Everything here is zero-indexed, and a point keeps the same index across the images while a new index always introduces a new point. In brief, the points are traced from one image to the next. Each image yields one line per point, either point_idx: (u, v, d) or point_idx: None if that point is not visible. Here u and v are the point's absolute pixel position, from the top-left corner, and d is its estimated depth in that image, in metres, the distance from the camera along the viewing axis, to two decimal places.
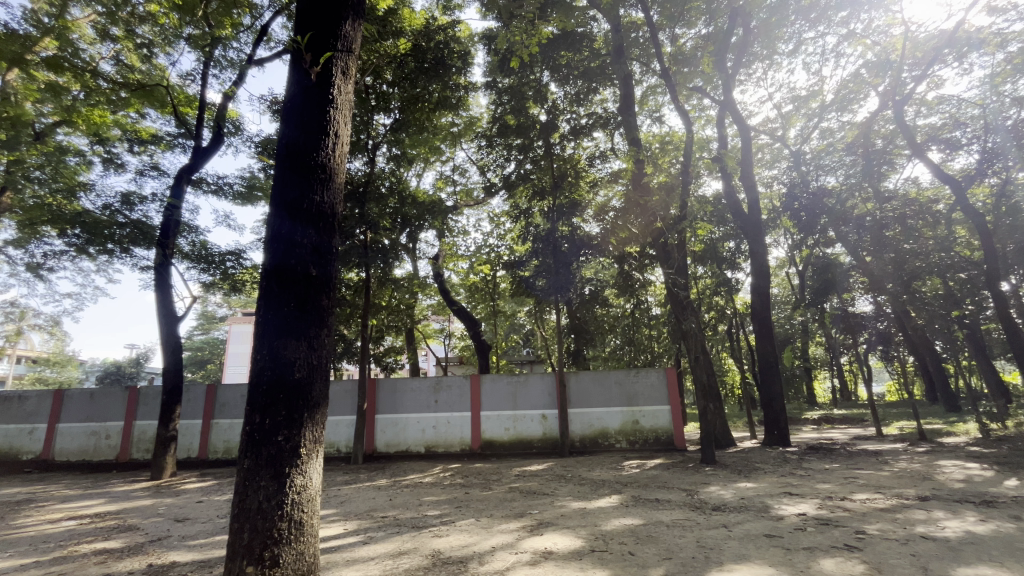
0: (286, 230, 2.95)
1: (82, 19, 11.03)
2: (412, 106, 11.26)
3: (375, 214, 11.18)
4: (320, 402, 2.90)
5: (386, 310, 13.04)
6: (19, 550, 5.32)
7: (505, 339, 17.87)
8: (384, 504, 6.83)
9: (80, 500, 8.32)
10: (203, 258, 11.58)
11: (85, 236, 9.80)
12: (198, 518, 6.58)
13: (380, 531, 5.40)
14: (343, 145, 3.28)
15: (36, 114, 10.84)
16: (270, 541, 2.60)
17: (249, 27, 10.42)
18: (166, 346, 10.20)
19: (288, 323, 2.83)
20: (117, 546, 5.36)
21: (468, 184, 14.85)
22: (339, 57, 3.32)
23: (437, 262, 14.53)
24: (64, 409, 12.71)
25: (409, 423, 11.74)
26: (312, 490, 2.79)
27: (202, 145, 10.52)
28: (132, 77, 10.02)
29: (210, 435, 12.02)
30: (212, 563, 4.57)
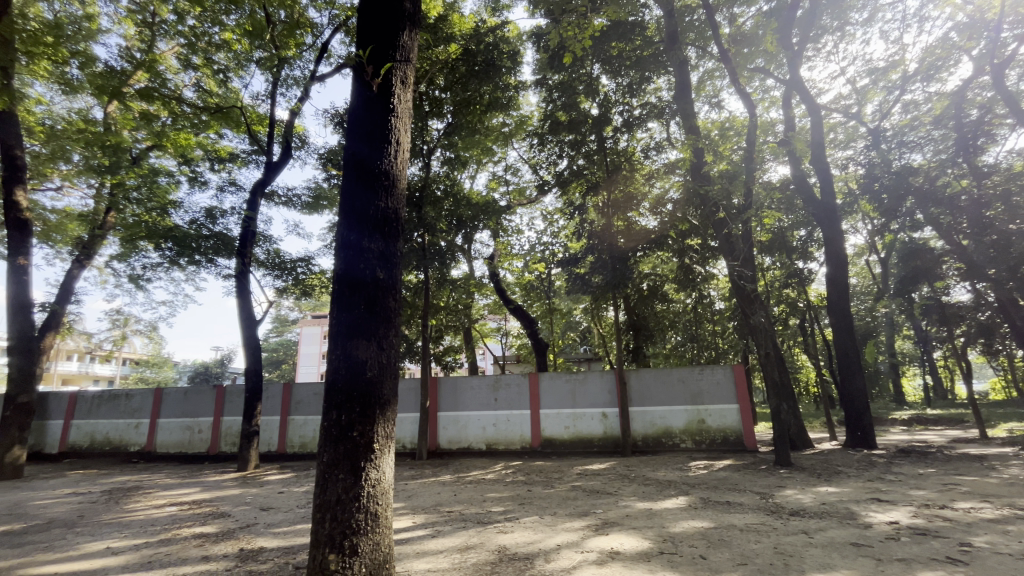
0: (354, 235, 3.09)
1: (168, 51, 12.14)
2: (465, 109, 11.50)
3: (432, 217, 11.49)
4: (390, 400, 3.02)
5: (445, 311, 13.36)
6: (132, 532, 5.96)
7: (562, 338, 17.77)
8: (449, 500, 7.00)
9: (179, 488, 9.17)
10: (278, 266, 12.40)
11: (176, 249, 10.77)
12: (280, 508, 7.07)
13: (447, 525, 5.55)
14: (404, 152, 3.40)
15: (131, 140, 12.11)
16: (349, 532, 2.74)
17: (311, 46, 11.05)
18: (248, 347, 11.04)
19: (359, 324, 2.96)
20: (212, 531, 5.86)
21: (521, 183, 14.88)
22: (398, 67, 3.44)
23: (492, 262, 14.64)
24: (163, 405, 14.08)
25: (470, 420, 11.97)
26: (385, 484, 2.91)
27: (273, 159, 11.28)
28: (211, 101, 10.91)
29: (288, 431, 12.87)
30: (293, 550, 4.87)
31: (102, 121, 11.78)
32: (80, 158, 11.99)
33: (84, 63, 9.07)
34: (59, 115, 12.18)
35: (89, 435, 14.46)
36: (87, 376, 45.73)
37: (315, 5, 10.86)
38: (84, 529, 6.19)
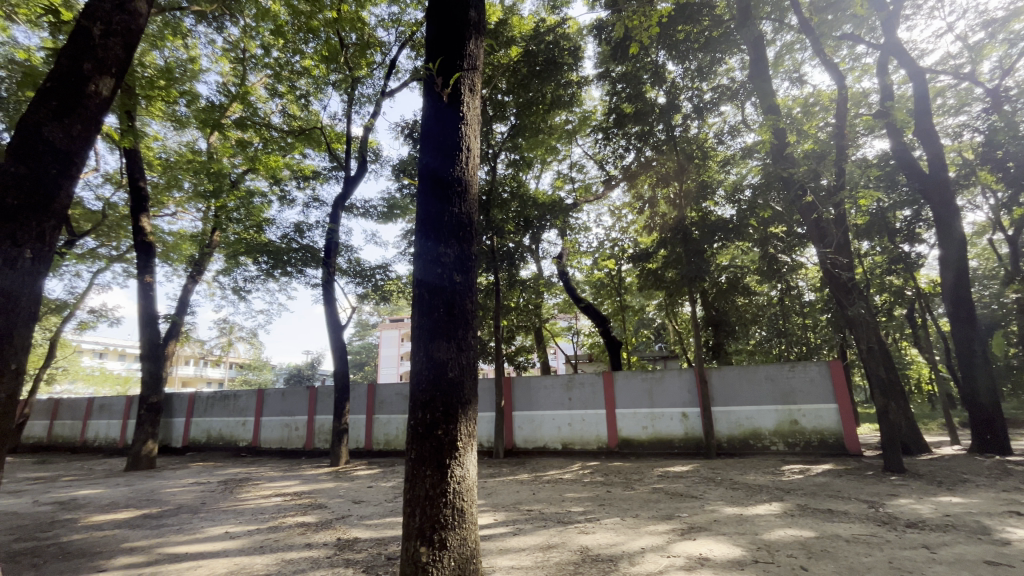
0: (432, 239, 3.21)
1: (257, 83, 13.36)
2: (528, 110, 11.57)
3: (499, 219, 11.72)
4: (470, 399, 3.10)
5: (517, 311, 13.52)
6: (245, 519, 6.62)
7: (635, 336, 17.29)
8: (527, 498, 7.06)
9: (282, 481, 10.04)
10: (359, 273, 13.20)
11: (271, 262, 11.82)
12: (370, 501, 7.51)
13: (527, 524, 5.60)
14: (474, 157, 3.48)
15: (230, 165, 13.47)
16: (438, 526, 2.85)
17: (381, 63, 11.66)
18: (335, 350, 11.84)
19: (440, 326, 3.07)
20: (312, 521, 6.35)
21: (587, 179, 14.66)
22: (466, 75, 3.54)
23: (561, 261, 14.52)
24: (265, 405, 15.47)
25: (545, 419, 12.00)
26: (469, 481, 2.99)
27: (350, 174, 12.04)
28: (295, 124, 11.87)
29: (373, 429, 13.66)
30: (385, 542, 5.16)
31: (206, 151, 13.21)
32: (189, 185, 13.52)
33: (190, 101, 10.23)
34: (171, 148, 13.80)
35: (205, 431, 16.23)
36: (202, 377, 51.50)
37: (383, 23, 11.45)
38: (207, 515, 6.97)
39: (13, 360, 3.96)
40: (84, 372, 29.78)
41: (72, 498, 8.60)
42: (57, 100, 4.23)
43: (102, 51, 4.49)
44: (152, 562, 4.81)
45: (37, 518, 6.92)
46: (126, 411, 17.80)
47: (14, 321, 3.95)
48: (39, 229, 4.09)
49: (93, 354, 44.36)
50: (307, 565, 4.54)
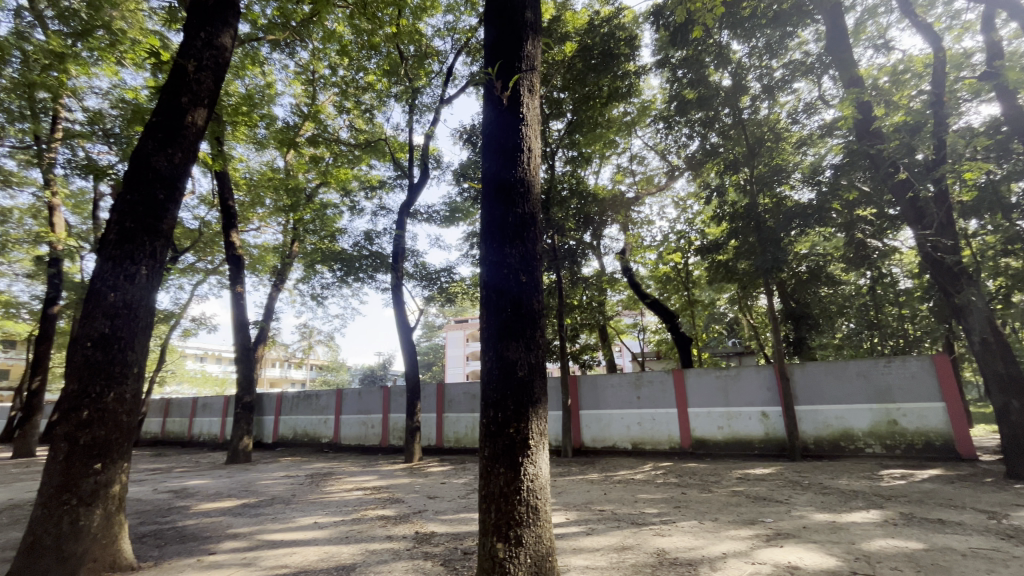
0: (498, 238, 3.27)
1: (326, 101, 14.20)
2: (585, 105, 11.39)
3: (559, 217, 11.66)
4: (541, 397, 3.11)
5: (581, 310, 13.40)
6: (331, 511, 7.07)
7: (706, 332, 16.49)
8: (599, 498, 6.97)
9: (362, 476, 10.62)
10: (425, 277, 13.66)
11: (344, 269, 12.57)
12: (444, 497, 7.76)
13: (600, 524, 5.53)
14: (536, 157, 3.49)
15: (305, 180, 14.43)
16: (513, 523, 2.89)
17: (439, 71, 12.01)
18: (406, 351, 12.33)
19: (508, 326, 3.11)
20: (392, 514, 6.67)
21: (649, 171, 14.20)
22: (525, 76, 3.56)
23: (623, 256, 14.14)
24: (344, 403, 16.44)
25: (613, 418, 11.80)
26: (542, 479, 3.00)
27: (414, 181, 12.50)
28: (362, 137, 12.51)
29: (443, 427, 14.10)
30: (460, 537, 5.30)
31: (283, 169, 14.26)
32: (271, 201, 14.65)
33: (269, 123, 11.08)
34: (254, 168, 15.02)
35: (292, 428, 17.52)
36: (287, 379, 55.73)
37: (439, 33, 11.82)
38: (298, 505, 7.52)
39: (135, 364, 4.51)
40: (188, 374, 33.21)
41: (184, 487, 9.62)
42: (163, 133, 4.78)
43: (196, 85, 4.99)
44: (253, 547, 5.27)
45: (158, 504, 7.81)
46: (225, 410, 19.63)
47: (135, 328, 4.52)
48: (153, 249, 4.67)
49: (195, 358, 49.31)
50: (389, 556, 4.77)
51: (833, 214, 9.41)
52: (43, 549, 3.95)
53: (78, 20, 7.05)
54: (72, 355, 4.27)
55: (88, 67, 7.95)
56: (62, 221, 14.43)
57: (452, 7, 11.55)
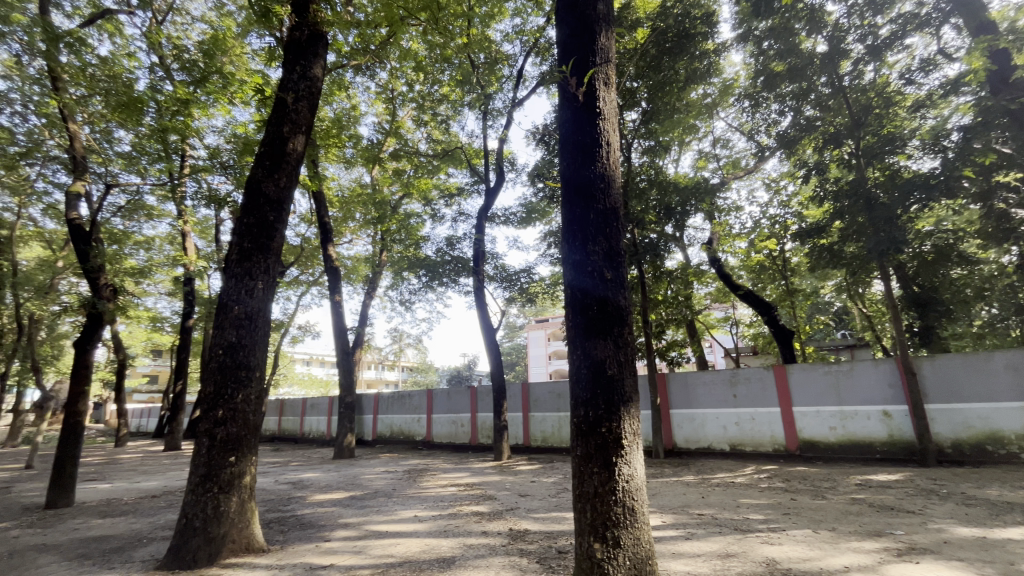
0: (581, 236, 3.24)
1: (406, 116, 14.96)
2: (660, 92, 10.92)
3: (639, 211, 11.33)
4: (632, 395, 3.04)
5: (666, 305, 12.86)
6: (429, 505, 7.42)
7: (810, 324, 15.09)
8: (696, 502, 6.64)
9: (455, 473, 11.04)
10: (505, 278, 13.91)
11: (429, 275, 13.33)
12: (535, 495, 7.82)
13: (700, 529, 5.27)
14: (615, 151, 3.42)
15: (390, 193, 15.33)
16: (610, 524, 2.84)
17: (509, 75, 12.19)
18: (491, 352, 12.63)
19: (595, 325, 3.07)
20: (486, 511, 6.85)
21: (735, 153, 13.32)
22: (600, 70, 3.49)
23: (710, 246, 13.34)
24: (435, 403, 17.21)
25: (707, 418, 11.19)
26: (638, 480, 2.93)
27: (490, 186, 12.79)
28: (439, 147, 13.02)
29: (530, 426, 14.24)
30: (554, 536, 5.32)
31: (370, 184, 15.27)
32: (360, 216, 15.74)
33: (356, 143, 11.94)
34: (345, 186, 16.22)
35: (389, 426, 18.65)
36: (381, 380, 59.65)
37: (508, 37, 11.97)
38: (399, 499, 8.00)
39: (258, 368, 5.06)
40: (298, 377, 36.67)
41: (301, 479, 10.63)
42: (270, 162, 5.32)
43: (295, 115, 5.51)
44: (362, 537, 5.68)
45: (279, 494, 8.69)
46: (330, 409, 21.42)
47: (256, 337, 5.06)
48: (266, 265, 5.21)
49: (302, 363, 54.34)
50: (486, 551, 4.90)
51: (964, 182, 8.19)
52: (194, 530, 4.58)
53: (197, 69, 8.09)
54: (207, 361, 4.90)
55: (207, 109, 9.02)
56: (192, 245, 16.58)
57: (519, 10, 11.65)
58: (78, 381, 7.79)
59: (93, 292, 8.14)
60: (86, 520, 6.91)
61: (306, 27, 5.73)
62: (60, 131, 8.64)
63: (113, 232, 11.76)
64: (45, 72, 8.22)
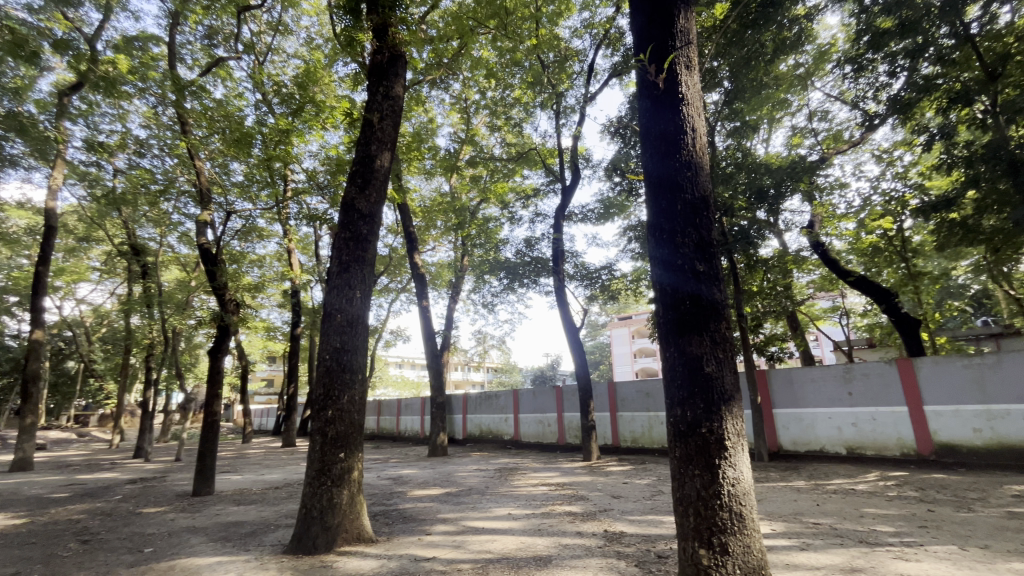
0: (668, 229, 3.12)
1: (480, 123, 15.33)
2: (745, 68, 10.20)
3: (726, 197, 10.65)
4: (734, 394, 2.86)
5: (762, 297, 11.84)
6: (522, 504, 7.53)
7: (940, 310, 13.23)
8: (810, 509, 6.08)
9: (544, 472, 11.09)
10: (586, 276, 13.76)
11: (510, 276, 13.59)
12: (629, 497, 7.62)
13: (817, 539, 4.82)
14: (701, 137, 3.25)
15: (469, 200, 15.80)
16: (716, 529, 2.69)
17: (580, 71, 12.05)
18: (575, 351, 12.55)
19: (689, 321, 2.93)
20: (579, 511, 6.80)
21: (835, 125, 12.06)
22: (681, 53, 3.34)
23: (811, 230, 12.14)
24: (521, 402, 17.44)
25: (818, 419, 10.21)
26: (745, 484, 2.76)
27: (566, 184, 12.72)
28: (513, 150, 13.19)
29: (618, 426, 13.92)
30: (653, 539, 5.15)
31: (450, 193, 15.85)
32: (442, 223, 16.39)
33: (435, 154, 12.46)
34: (427, 196, 16.99)
35: (478, 426, 19.20)
36: (468, 381, 61.72)
37: (577, 33, 11.85)
38: (492, 497, 8.19)
39: (360, 370, 5.44)
40: (392, 379, 38.99)
41: (401, 475, 11.29)
42: (362, 179, 5.72)
43: (380, 133, 5.87)
44: (461, 532, 5.91)
45: (383, 489, 9.30)
46: (423, 409, 22.52)
47: (357, 342, 5.46)
48: (363, 275, 5.60)
49: (396, 365, 57.81)
50: (582, 551, 4.88)
51: None
52: (313, 519, 5.05)
53: (295, 101, 8.96)
54: (316, 366, 5.36)
55: (305, 136, 9.87)
56: (297, 261, 18.29)
57: (587, 3, 11.47)
58: (213, 385, 8.94)
59: (221, 307, 9.30)
60: (224, 507, 7.88)
61: (386, 50, 6.10)
62: (189, 168, 9.97)
63: (233, 253, 13.33)
64: (175, 118, 9.55)
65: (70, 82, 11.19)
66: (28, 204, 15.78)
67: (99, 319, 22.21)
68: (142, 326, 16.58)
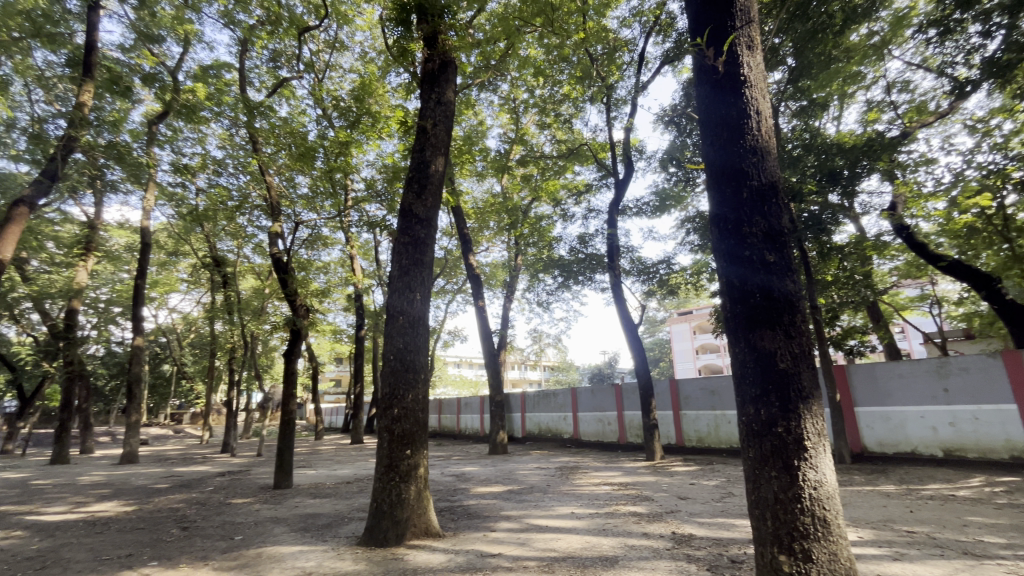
0: (733, 219, 2.97)
1: (529, 122, 15.32)
2: (811, 42, 9.51)
3: (793, 182, 10.00)
4: (812, 392, 2.69)
5: (838, 286, 11.02)
6: (585, 503, 7.46)
7: None
8: (903, 516, 5.58)
9: (606, 471, 10.93)
10: (643, 271, 13.42)
11: (564, 274, 13.52)
12: (697, 498, 7.34)
13: (913, 549, 4.42)
14: (767, 120, 3.08)
15: (521, 199, 15.86)
16: (797, 535, 2.53)
17: (631, 61, 11.76)
18: (634, 348, 12.26)
19: (759, 315, 2.78)
20: (644, 512, 6.63)
21: (918, 96, 10.97)
22: (741, 34, 3.18)
23: (894, 213, 11.12)
24: (580, 401, 17.31)
25: (908, 418, 9.36)
26: (828, 487, 2.60)
27: (619, 178, 12.46)
28: (563, 147, 13.09)
29: (682, 424, 13.46)
30: (725, 543, 4.94)
31: (502, 193, 15.98)
32: (495, 224, 16.57)
33: (486, 156, 12.61)
34: (479, 198, 17.24)
35: (537, 424, 19.24)
36: (525, 380, 62.00)
37: (626, 22, 11.55)
38: (554, 495, 8.18)
39: (422, 369, 5.61)
40: (450, 378, 39.97)
41: (463, 473, 11.53)
42: (418, 185, 5.90)
43: (434, 139, 6.03)
44: (525, 529, 5.94)
45: (447, 486, 9.54)
46: (482, 407, 22.87)
47: (418, 341, 5.62)
48: (421, 278, 5.76)
49: (454, 364, 59.16)
50: (649, 553, 4.76)
51: None
52: (383, 513, 5.27)
53: (352, 113, 9.41)
54: (382, 366, 5.58)
55: (363, 146, 10.29)
56: (359, 266, 19.16)
57: None
58: (288, 386, 9.54)
59: (294, 312, 9.93)
60: (303, 500, 8.40)
61: (437, 57, 6.25)
62: (260, 184, 10.69)
63: (301, 261, 14.18)
64: (247, 138, 10.27)
65: (157, 111, 12.34)
66: (127, 224, 17.57)
67: (188, 326, 24.33)
68: (225, 331, 18.00)
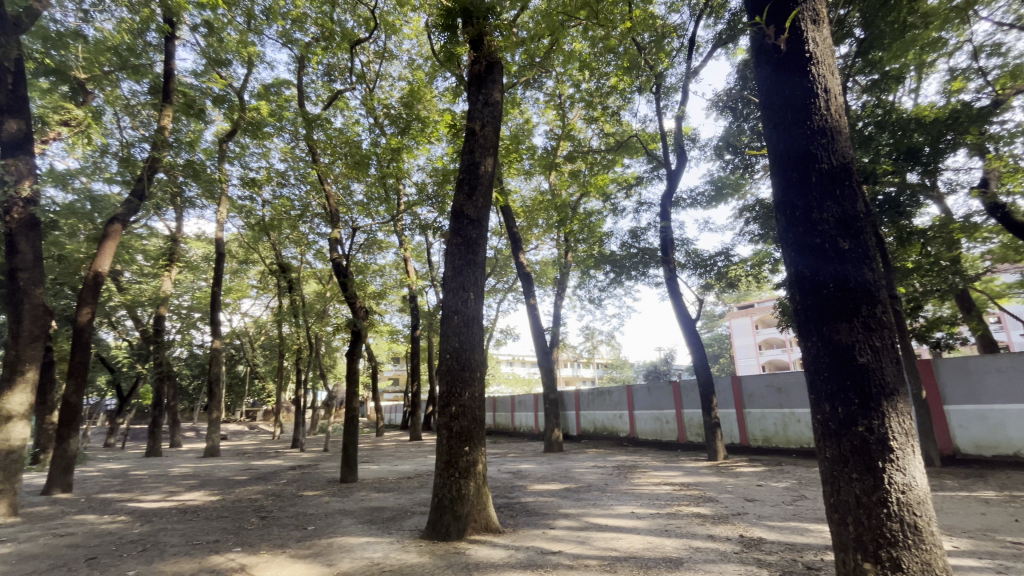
0: (801, 206, 2.80)
1: (576, 117, 15.15)
2: (882, 11, 8.94)
3: (866, 163, 9.29)
4: (896, 387, 2.49)
5: (921, 273, 10.09)
6: (645, 503, 7.29)
7: None
8: (1006, 526, 5.05)
9: (665, 471, 10.65)
10: (699, 264, 12.96)
11: (616, 270, 13.28)
12: (766, 500, 6.99)
13: (1019, 562, 3.99)
14: (836, 98, 2.87)
15: (570, 195, 15.72)
16: (884, 542, 2.36)
17: (680, 46, 11.35)
18: (692, 344, 11.84)
19: (832, 306, 2.60)
20: (709, 513, 6.40)
21: (1012, 59, 9.86)
22: (805, 9, 2.99)
23: (985, 191, 10.06)
24: (636, 398, 16.95)
25: (1009, 417, 8.46)
26: (918, 491, 2.41)
27: (672, 169, 12.07)
28: (611, 140, 12.87)
29: (746, 423, 12.85)
30: (799, 548, 4.67)
31: (550, 191, 15.93)
32: (543, 222, 16.51)
33: (533, 154, 12.60)
34: (527, 196, 17.25)
35: (592, 422, 19.02)
36: (577, 378, 61.37)
37: (674, 7, 11.15)
38: (613, 494, 8.05)
39: (478, 368, 5.68)
40: (502, 376, 40.23)
41: (519, 470, 11.60)
42: (469, 186, 5.98)
43: (483, 140, 6.09)
44: (584, 528, 5.90)
45: (504, 483, 9.63)
46: (536, 405, 22.89)
47: (473, 341, 5.70)
48: (475, 277, 5.84)
49: (506, 363, 59.54)
50: (716, 556, 4.59)
51: None
52: (444, 508, 5.40)
53: (402, 119, 9.72)
54: (439, 364, 5.72)
55: (413, 152, 10.56)
56: (412, 268, 19.74)
57: None
58: (351, 385, 9.99)
59: (354, 314, 10.37)
60: (368, 494, 8.77)
61: (483, 59, 6.31)
62: (319, 193, 11.23)
63: (359, 265, 14.79)
64: (306, 151, 10.82)
65: (227, 130, 13.28)
66: (204, 236, 19.04)
67: (258, 329, 26.00)
68: (291, 334, 19.11)
